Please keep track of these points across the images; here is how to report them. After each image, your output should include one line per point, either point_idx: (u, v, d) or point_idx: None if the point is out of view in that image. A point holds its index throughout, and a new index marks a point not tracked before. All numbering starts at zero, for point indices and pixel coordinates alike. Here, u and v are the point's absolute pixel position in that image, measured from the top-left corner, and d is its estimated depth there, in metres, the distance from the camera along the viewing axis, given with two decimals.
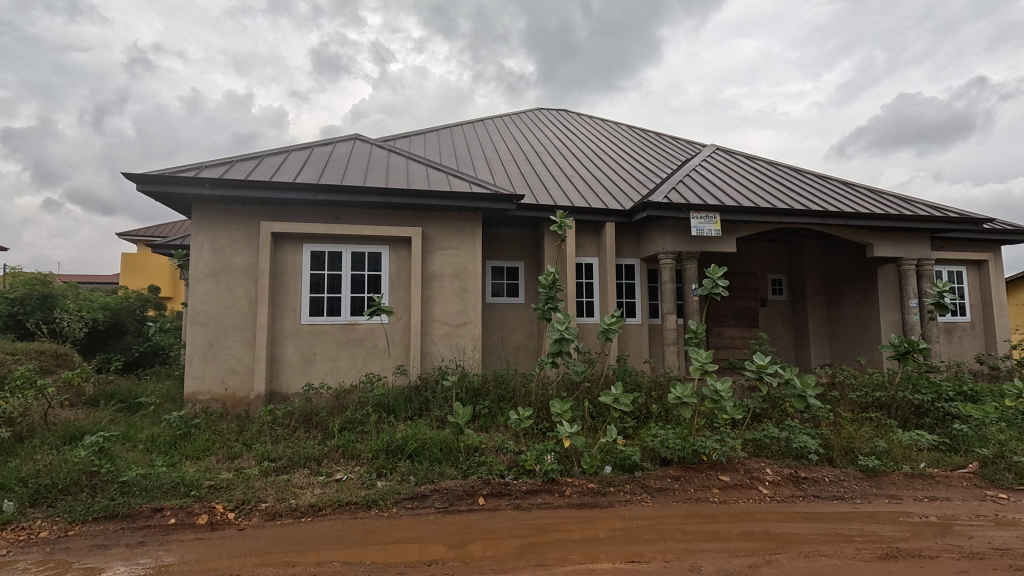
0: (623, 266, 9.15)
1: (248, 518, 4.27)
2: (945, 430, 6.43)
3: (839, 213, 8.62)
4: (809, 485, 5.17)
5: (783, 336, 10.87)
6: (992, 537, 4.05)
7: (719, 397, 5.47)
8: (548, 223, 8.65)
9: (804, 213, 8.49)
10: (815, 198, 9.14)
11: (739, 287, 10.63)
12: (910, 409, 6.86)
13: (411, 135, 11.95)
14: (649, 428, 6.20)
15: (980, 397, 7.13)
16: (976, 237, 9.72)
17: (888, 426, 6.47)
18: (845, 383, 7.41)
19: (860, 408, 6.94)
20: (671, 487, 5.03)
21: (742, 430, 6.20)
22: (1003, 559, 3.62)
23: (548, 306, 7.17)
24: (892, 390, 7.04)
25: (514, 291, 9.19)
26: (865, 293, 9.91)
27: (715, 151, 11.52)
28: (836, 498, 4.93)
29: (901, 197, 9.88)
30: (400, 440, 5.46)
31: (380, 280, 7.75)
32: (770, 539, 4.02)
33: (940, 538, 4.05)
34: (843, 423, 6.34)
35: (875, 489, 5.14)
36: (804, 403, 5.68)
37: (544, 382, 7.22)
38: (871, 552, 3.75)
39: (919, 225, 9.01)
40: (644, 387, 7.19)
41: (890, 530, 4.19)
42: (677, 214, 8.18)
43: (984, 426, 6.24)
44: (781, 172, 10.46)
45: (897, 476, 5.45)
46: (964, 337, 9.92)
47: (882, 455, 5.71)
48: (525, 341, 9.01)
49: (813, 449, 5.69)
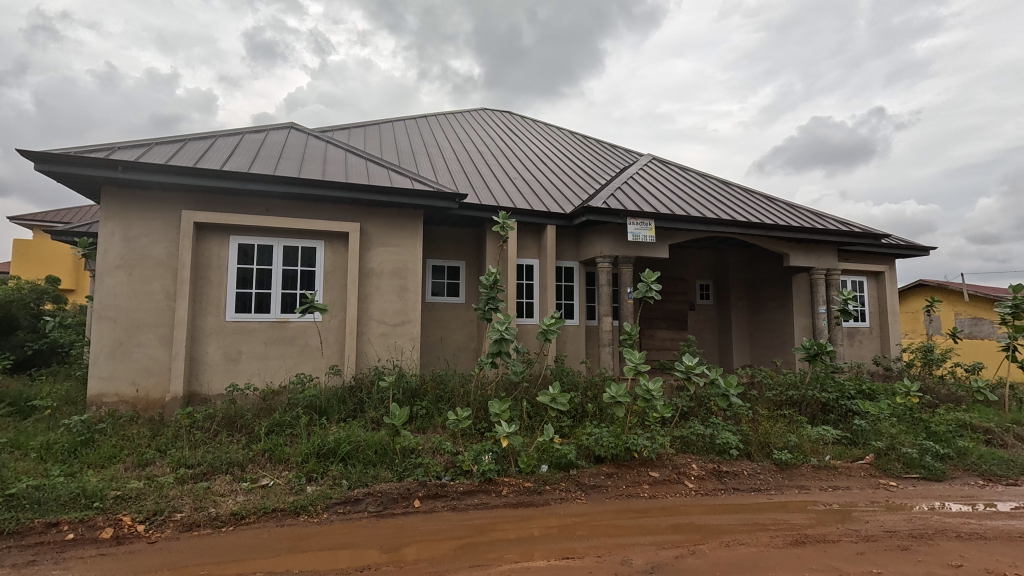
0: (563, 268, 9.34)
1: (159, 530, 3.95)
2: (847, 425, 7.03)
3: (761, 224, 9.23)
4: (729, 479, 5.51)
5: (709, 338, 11.50)
6: (883, 521, 4.49)
7: (650, 396, 5.73)
8: (489, 223, 8.65)
9: (732, 224, 9.02)
10: (740, 209, 9.75)
11: (669, 292, 11.15)
12: (817, 407, 7.45)
13: (350, 128, 11.57)
14: (584, 427, 6.33)
15: (876, 394, 7.84)
16: (876, 250, 10.76)
17: (798, 422, 6.99)
18: (763, 383, 7.94)
19: (775, 406, 7.46)
20: (603, 484, 5.19)
21: (671, 427, 6.49)
22: (892, 541, 4.02)
23: (488, 306, 7.16)
24: (803, 389, 7.62)
25: (455, 291, 9.12)
26: (782, 300, 10.70)
27: (650, 161, 12.03)
28: (753, 490, 5.30)
29: (813, 211, 10.77)
30: (332, 442, 5.24)
31: (313, 276, 7.42)
32: (696, 530, 4.24)
33: (840, 523, 4.44)
34: (760, 420, 6.79)
35: (786, 480, 5.57)
36: (727, 401, 6.10)
37: (483, 382, 7.22)
38: (783, 539, 4.05)
39: (829, 238, 9.84)
40: (580, 386, 7.35)
41: (799, 518, 4.54)
42: (614, 220, 8.45)
43: (878, 422, 6.89)
44: (710, 183, 11.09)
45: (805, 468, 5.93)
46: (863, 340, 10.94)
47: (794, 449, 6.19)
48: (464, 341, 8.97)
49: (734, 444, 6.05)
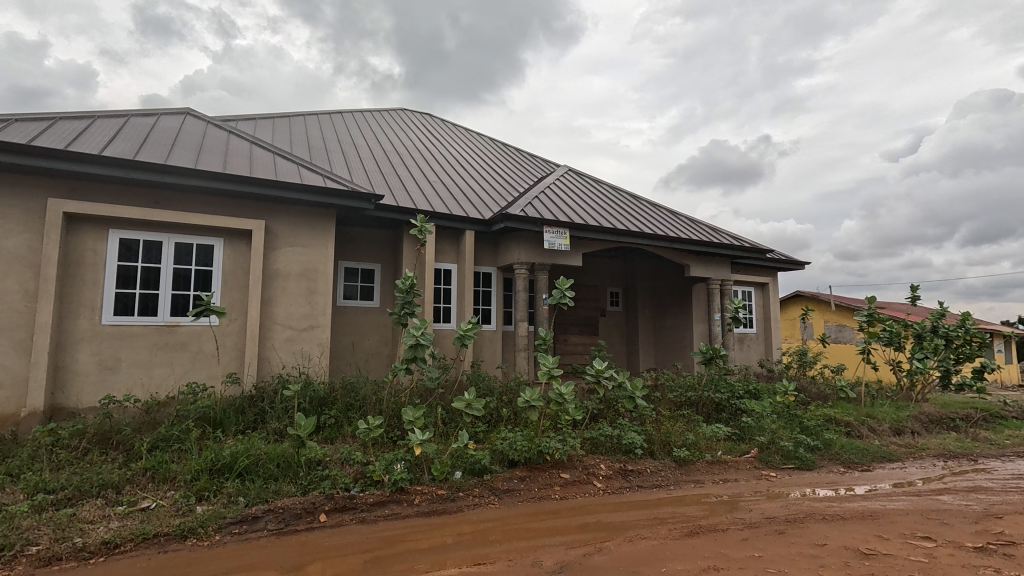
0: (481, 274, 9.38)
1: (8, 568, 3.40)
2: (736, 422, 7.71)
3: (666, 237, 9.90)
4: (634, 477, 5.83)
5: (618, 343, 12.09)
6: (764, 509, 4.98)
7: (562, 400, 5.92)
8: (406, 226, 8.48)
9: (640, 235, 9.59)
10: (647, 222, 10.39)
11: (582, 298, 11.58)
12: (711, 406, 8.09)
13: (256, 118, 10.81)
14: (498, 431, 6.39)
15: (761, 394, 8.67)
16: (762, 264, 11.96)
17: (695, 421, 7.55)
18: (665, 385, 8.48)
19: (675, 406, 8.00)
20: (516, 488, 5.27)
21: (581, 429, 6.74)
22: (770, 526, 4.47)
23: (404, 311, 7.00)
24: (700, 390, 8.24)
25: (369, 294, 8.82)
26: (683, 307, 11.54)
27: (567, 172, 12.47)
28: (655, 486, 5.65)
29: (711, 226, 11.74)
30: (228, 457, 4.84)
31: (210, 276, 6.82)
32: (603, 528, 4.43)
33: (729, 513, 4.86)
34: (662, 420, 7.24)
35: (684, 476, 6.00)
36: (633, 403, 6.46)
37: (396, 389, 7.03)
38: (679, 531, 4.35)
39: (723, 251, 10.78)
40: (496, 391, 7.40)
41: (694, 510, 4.90)
42: (531, 227, 8.65)
43: (762, 419, 7.63)
44: (621, 197, 11.71)
45: (700, 463, 6.42)
46: (751, 345, 12.08)
47: (691, 446, 6.68)
48: (378, 347, 8.69)
49: (638, 444, 6.41)
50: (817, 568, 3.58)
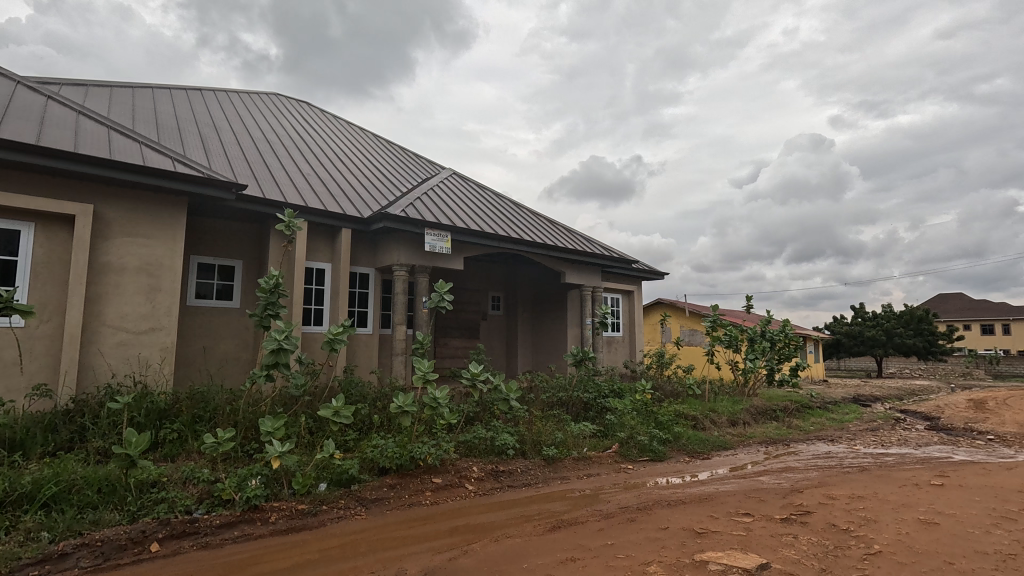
0: (357, 275, 8.98)
1: None
2: (601, 420, 8.27)
3: (543, 245, 10.34)
4: (505, 477, 5.99)
5: (497, 347, 12.33)
6: (620, 499, 5.41)
7: (436, 404, 5.89)
8: (274, 221, 7.84)
9: (519, 242, 9.90)
10: (527, 229, 10.77)
11: (463, 302, 11.64)
12: (580, 406, 8.59)
13: (88, 85, 9.26)
14: (369, 439, 6.15)
15: (623, 392, 9.39)
16: (629, 273, 13.02)
17: (565, 420, 7.96)
18: (539, 387, 8.80)
19: (547, 407, 8.36)
20: (385, 496, 5.11)
21: (456, 433, 6.75)
22: (624, 515, 4.87)
23: (267, 313, 6.45)
24: (570, 391, 8.69)
25: (227, 294, 7.98)
26: (558, 312, 12.15)
27: (451, 175, 12.47)
28: (524, 485, 5.85)
29: (585, 236, 12.51)
30: (29, 485, 4.04)
31: (14, 269, 5.67)
32: (471, 530, 4.47)
33: (589, 505, 5.19)
34: (534, 420, 7.51)
35: (551, 473, 6.30)
36: (507, 405, 6.63)
37: (256, 398, 6.44)
38: (543, 526, 4.55)
39: (595, 260, 11.55)
40: (369, 397, 7.12)
41: (558, 506, 5.17)
42: (412, 229, 8.49)
43: (623, 416, 8.28)
44: (503, 203, 12.01)
45: (567, 460, 6.79)
46: (617, 347, 13.08)
47: (559, 444, 7.03)
48: (235, 352, 7.89)
49: (511, 445, 6.60)
50: (659, 549, 3.97)
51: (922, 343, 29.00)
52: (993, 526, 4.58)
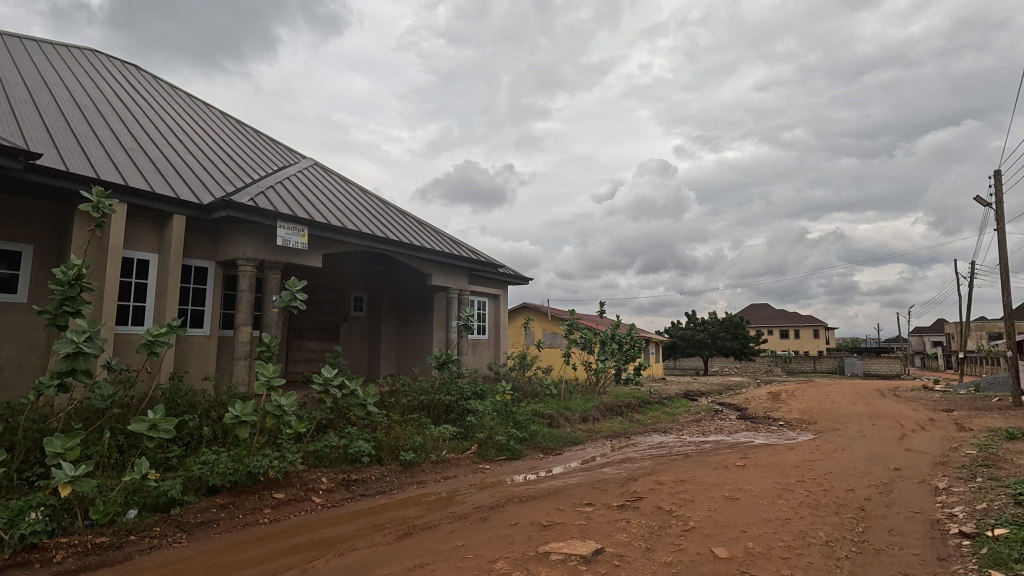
0: (192, 268, 7.89)
1: None
2: (462, 422, 8.31)
3: (410, 245, 10.11)
4: (357, 486, 5.71)
5: (359, 349, 11.75)
6: (474, 500, 5.47)
7: (281, 412, 5.39)
8: (80, 200, 6.55)
9: (384, 241, 9.55)
10: (393, 228, 10.44)
11: (322, 302, 10.90)
12: (441, 409, 8.52)
13: None
14: (198, 454, 5.42)
15: (485, 394, 9.51)
16: (496, 277, 13.33)
17: (425, 423, 7.84)
18: (400, 390, 8.52)
19: (407, 411, 8.15)
20: (214, 518, 4.54)
21: (305, 442, 6.26)
22: (477, 515, 4.93)
23: (63, 310, 5.34)
24: (432, 394, 8.56)
25: (8, 286, 6.46)
26: (424, 314, 12.00)
27: (312, 165, 11.61)
28: (377, 493, 5.63)
29: (454, 239, 12.51)
30: None
31: None
32: (314, 546, 4.17)
33: (443, 509, 5.17)
34: (393, 425, 7.27)
35: (408, 479, 6.16)
36: (363, 410, 6.32)
37: (44, 413, 5.29)
38: (395, 534, 4.42)
39: (463, 263, 11.61)
40: (200, 408, 6.27)
41: (412, 511, 5.06)
42: (262, 220, 7.72)
43: (484, 417, 8.41)
44: (370, 200, 11.51)
45: (425, 464, 6.71)
46: (482, 349, 13.30)
47: (418, 449, 6.91)
48: (18, 358, 6.42)
49: (366, 452, 6.31)
50: (506, 545, 4.08)
51: (736, 344, 34.26)
52: (776, 497, 5.53)
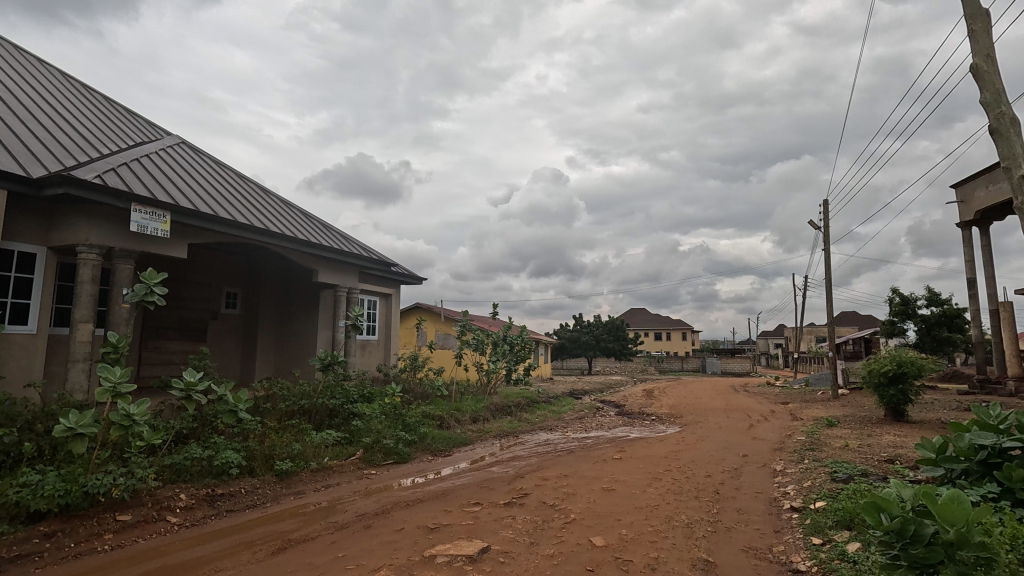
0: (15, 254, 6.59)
1: None
2: (347, 427, 7.92)
3: (294, 239, 9.42)
4: (223, 502, 5.19)
5: (230, 350, 10.70)
6: (358, 507, 5.24)
7: (130, 422, 4.72)
8: None
9: (264, 233, 8.79)
10: (276, 220, 9.66)
11: (187, 297, 9.75)
12: (325, 413, 8.03)
13: None
14: (15, 476, 4.54)
15: (374, 397, 8.98)
16: (388, 276, 12.91)
17: (305, 430, 7.34)
18: (278, 395, 7.84)
19: (285, 417, 7.56)
20: (35, 551, 3.85)
21: (160, 455, 5.54)
22: (360, 523, 4.73)
23: None
24: (315, 398, 8.00)
25: None
26: (309, 313, 11.29)
27: (180, 143, 10.35)
28: (246, 508, 5.15)
29: (344, 234, 11.89)
30: None
31: None
32: (167, 572, 3.70)
33: (323, 519, 4.88)
34: (268, 433, 6.69)
35: (283, 490, 5.73)
36: (234, 417, 5.75)
37: None
38: (267, 550, 4.08)
39: (352, 260, 11.07)
40: (20, 420, 5.26)
41: (287, 524, 4.71)
42: (112, 201, 6.70)
43: (371, 421, 8.09)
44: (249, 187, 10.53)
45: (304, 473, 6.29)
46: (371, 351, 12.80)
47: (296, 457, 6.45)
48: None
49: (235, 463, 5.74)
50: (391, 552, 3.96)
51: (617, 345, 36.82)
52: (647, 486, 6.03)
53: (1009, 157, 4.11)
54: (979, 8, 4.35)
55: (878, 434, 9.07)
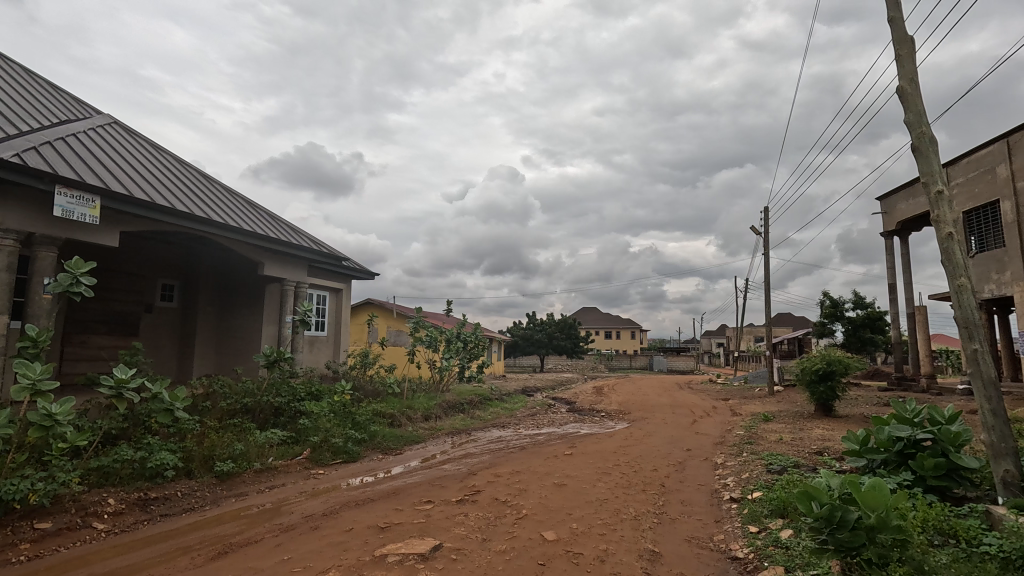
0: None
1: None
2: (294, 426, 7.64)
3: (239, 229, 8.97)
4: (156, 506, 4.90)
5: (166, 345, 10.07)
6: (304, 508, 5.07)
7: (52, 423, 4.36)
8: None
9: (205, 222, 8.32)
10: (219, 208, 9.16)
11: (118, 289, 9.11)
12: (269, 412, 7.70)
13: None
14: None
15: (321, 394, 8.65)
16: (339, 270, 12.52)
17: (248, 429, 7.01)
18: (218, 393, 7.44)
19: (226, 416, 7.18)
20: None
21: (85, 458, 5.15)
22: (307, 524, 4.58)
23: None
24: (259, 396, 7.66)
25: None
26: (253, 308, 10.83)
27: (112, 123, 9.63)
28: (183, 511, 4.89)
29: (292, 226, 11.43)
30: None
31: None
32: None
33: (267, 521, 4.69)
34: (208, 433, 6.35)
35: (224, 492, 5.48)
36: (170, 416, 5.43)
37: None
38: (206, 555, 3.89)
39: (301, 253, 10.66)
40: None
41: (228, 528, 4.49)
42: (33, 183, 6.15)
43: (319, 419, 7.84)
44: (189, 173, 9.93)
45: (246, 474, 6.04)
46: (319, 347, 12.40)
47: (238, 457, 6.17)
48: None
49: (171, 464, 5.42)
50: (340, 553, 3.86)
51: (569, 343, 37.44)
52: (597, 480, 6.18)
53: (928, 174, 4.49)
54: (906, 35, 4.73)
55: (808, 428, 9.71)
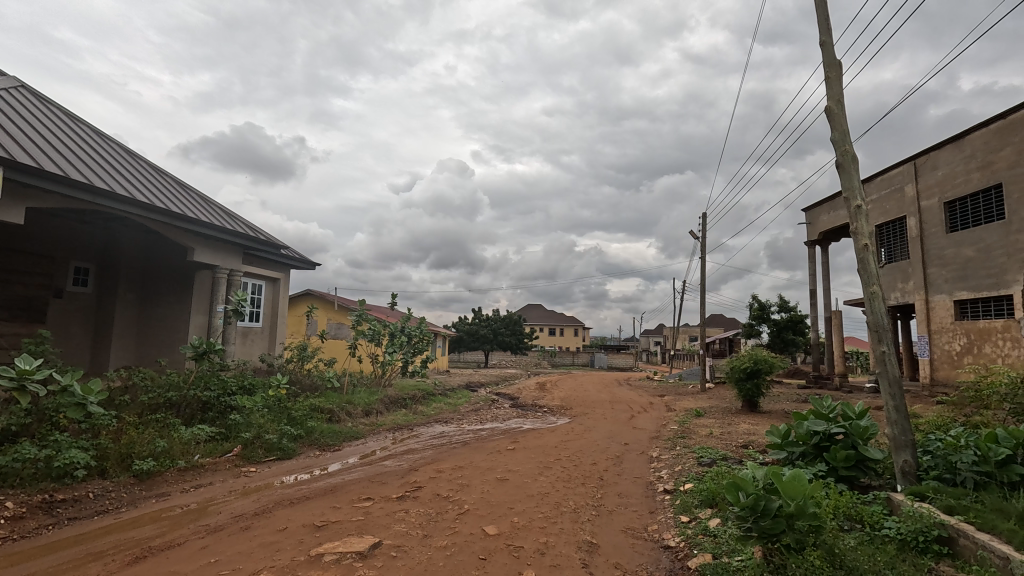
0: None
1: None
2: (223, 421, 7.21)
3: (165, 211, 8.32)
4: (64, 508, 4.49)
5: (78, 334, 9.23)
6: (233, 508, 4.81)
7: None
8: None
9: (126, 201, 7.66)
10: (142, 187, 8.46)
11: (21, 270, 8.25)
12: (197, 406, 7.22)
13: None
14: None
15: (255, 388, 8.19)
16: (276, 259, 11.91)
17: (172, 425, 6.55)
18: (138, 386, 6.88)
19: (147, 411, 6.65)
20: None
21: None
22: (236, 525, 4.34)
23: None
24: (184, 389, 7.17)
25: None
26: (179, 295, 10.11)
27: (18, 86, 8.66)
28: (96, 514, 4.51)
29: (225, 210, 10.75)
30: None
31: None
32: None
33: (191, 523, 4.40)
34: (126, 429, 5.88)
35: (143, 493, 5.10)
36: (82, 411, 4.97)
37: None
38: (121, 561, 3.61)
39: (235, 239, 10.04)
40: None
41: (148, 531, 4.19)
42: None
43: (252, 415, 7.47)
44: (109, 147, 9.10)
45: (169, 473, 5.66)
46: (253, 339, 11.79)
47: (159, 455, 5.77)
48: None
49: (82, 463, 5.00)
50: (272, 554, 3.70)
51: (514, 339, 37.58)
52: (538, 475, 6.26)
53: (850, 189, 4.85)
54: (835, 59, 5.09)
55: (736, 423, 10.28)
